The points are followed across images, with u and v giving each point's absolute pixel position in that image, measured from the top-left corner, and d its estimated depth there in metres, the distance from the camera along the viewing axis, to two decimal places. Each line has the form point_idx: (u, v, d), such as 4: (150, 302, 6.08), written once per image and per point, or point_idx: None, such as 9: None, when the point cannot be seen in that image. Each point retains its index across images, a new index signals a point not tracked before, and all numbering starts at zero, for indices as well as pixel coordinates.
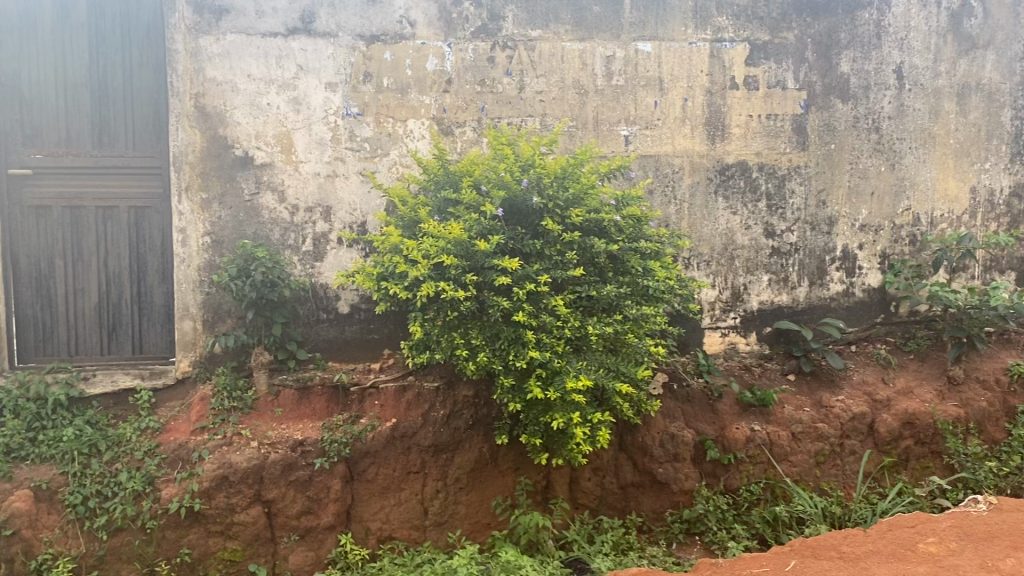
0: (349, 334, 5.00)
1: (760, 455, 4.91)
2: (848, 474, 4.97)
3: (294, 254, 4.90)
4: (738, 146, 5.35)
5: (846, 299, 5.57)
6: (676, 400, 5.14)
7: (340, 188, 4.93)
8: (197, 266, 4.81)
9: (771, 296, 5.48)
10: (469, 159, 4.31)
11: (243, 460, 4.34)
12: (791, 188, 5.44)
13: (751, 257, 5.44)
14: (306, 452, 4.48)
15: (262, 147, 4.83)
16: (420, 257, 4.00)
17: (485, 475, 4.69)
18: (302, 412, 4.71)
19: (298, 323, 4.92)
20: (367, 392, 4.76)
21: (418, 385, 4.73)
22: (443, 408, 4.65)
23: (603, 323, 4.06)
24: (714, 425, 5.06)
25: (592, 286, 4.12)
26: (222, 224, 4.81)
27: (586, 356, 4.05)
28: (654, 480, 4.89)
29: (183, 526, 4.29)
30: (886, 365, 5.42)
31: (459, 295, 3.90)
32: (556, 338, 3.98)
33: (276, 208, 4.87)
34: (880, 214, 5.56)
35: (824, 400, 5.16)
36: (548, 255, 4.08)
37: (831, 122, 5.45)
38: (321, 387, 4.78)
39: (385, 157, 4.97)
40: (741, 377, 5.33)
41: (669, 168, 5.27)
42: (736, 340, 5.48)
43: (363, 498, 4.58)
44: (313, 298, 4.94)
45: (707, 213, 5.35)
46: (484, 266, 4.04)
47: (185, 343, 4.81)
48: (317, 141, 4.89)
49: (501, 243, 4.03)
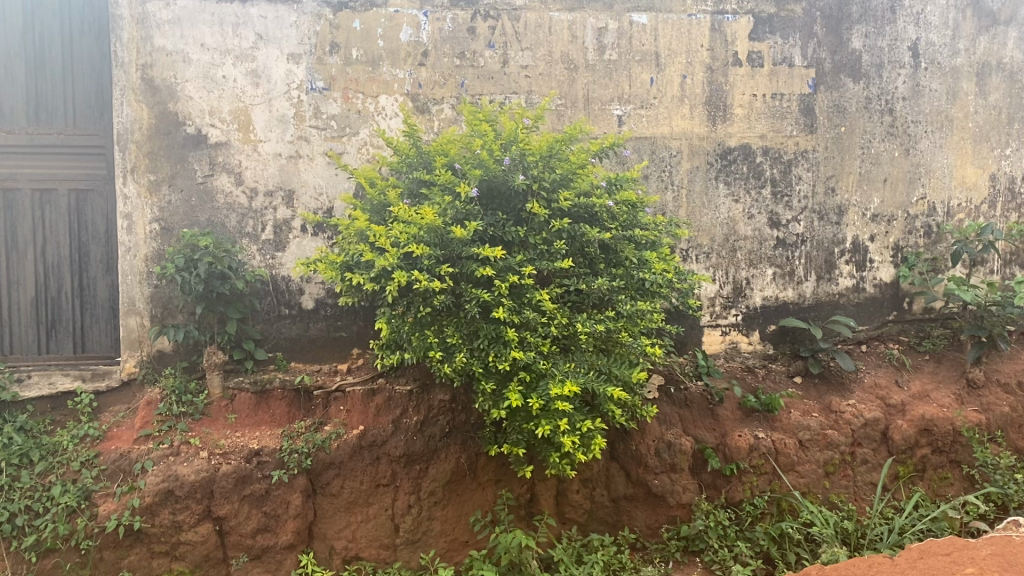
0: (314, 333, 4.53)
1: (765, 464, 4.50)
2: (860, 485, 4.54)
3: (252, 242, 4.43)
4: (741, 128, 4.91)
5: (857, 295, 5.14)
6: (673, 404, 4.69)
7: (304, 170, 4.46)
8: (144, 256, 4.34)
9: (776, 292, 5.04)
10: (444, 137, 3.86)
11: (191, 472, 3.89)
12: (798, 174, 5.00)
13: (755, 249, 5.00)
14: (263, 463, 4.02)
15: (217, 124, 4.36)
16: (388, 245, 3.53)
17: (462, 488, 4.27)
18: (260, 419, 4.24)
19: (256, 320, 4.44)
20: (332, 396, 4.31)
21: (389, 389, 4.27)
22: (416, 415, 4.20)
23: (594, 320, 3.64)
24: (714, 433, 4.62)
25: (581, 279, 3.70)
26: (172, 209, 4.34)
27: (575, 358, 3.62)
28: (649, 492, 4.46)
29: (123, 545, 3.82)
30: (900, 366, 5.00)
31: (433, 288, 3.44)
32: (541, 337, 3.55)
33: (232, 192, 4.39)
34: (893, 204, 5.14)
35: (834, 404, 4.73)
36: (533, 244, 3.65)
37: (840, 103, 5.02)
38: (281, 391, 4.31)
39: (353, 136, 4.50)
40: (744, 380, 4.89)
41: (666, 152, 4.82)
42: (738, 338, 5.03)
43: (326, 515, 4.14)
44: (274, 293, 4.47)
45: (707, 201, 4.91)
46: (460, 256, 3.59)
47: (131, 342, 4.34)
48: (279, 118, 4.43)
49: (480, 229, 3.57)
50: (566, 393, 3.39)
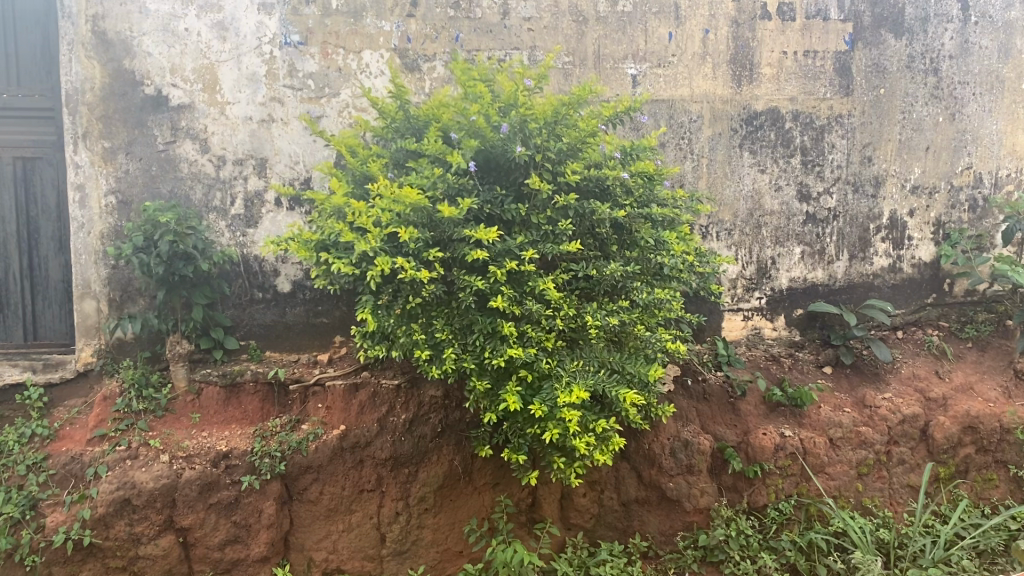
0: (291, 319, 4.07)
1: (792, 466, 4.05)
2: (895, 488, 4.11)
3: (220, 218, 3.95)
4: (769, 90, 4.40)
5: (892, 275, 4.66)
6: (690, 398, 4.23)
7: (278, 136, 3.97)
8: (100, 232, 3.86)
9: (804, 273, 4.56)
10: (435, 99, 3.35)
11: (149, 479, 3.44)
12: (831, 141, 4.49)
13: (782, 225, 4.51)
14: (232, 468, 3.58)
15: (179, 84, 3.86)
16: (370, 226, 3.02)
17: (456, 493, 3.82)
18: (229, 416, 3.80)
19: (226, 305, 3.98)
20: (310, 390, 3.86)
21: (374, 383, 3.82)
22: (404, 413, 3.76)
23: (606, 311, 3.17)
24: (736, 430, 4.16)
25: (591, 264, 3.23)
26: (130, 179, 3.85)
27: (584, 355, 3.17)
28: (663, 496, 4.02)
29: (74, 561, 3.40)
30: (939, 355, 4.53)
31: (421, 275, 2.94)
32: (545, 331, 3.09)
33: (197, 160, 3.90)
34: (936, 174, 4.63)
35: (868, 398, 4.28)
36: (536, 224, 3.17)
37: (880, 62, 4.49)
38: (254, 384, 3.88)
39: (334, 98, 4.00)
40: (768, 370, 4.43)
41: (686, 116, 4.31)
42: (762, 324, 4.57)
43: (304, 523, 3.70)
44: (245, 275, 4.01)
45: (730, 171, 4.40)
46: (452, 238, 3.10)
47: (86, 329, 3.88)
48: (249, 77, 3.92)
49: (474, 208, 3.09)
50: (573, 400, 2.95)
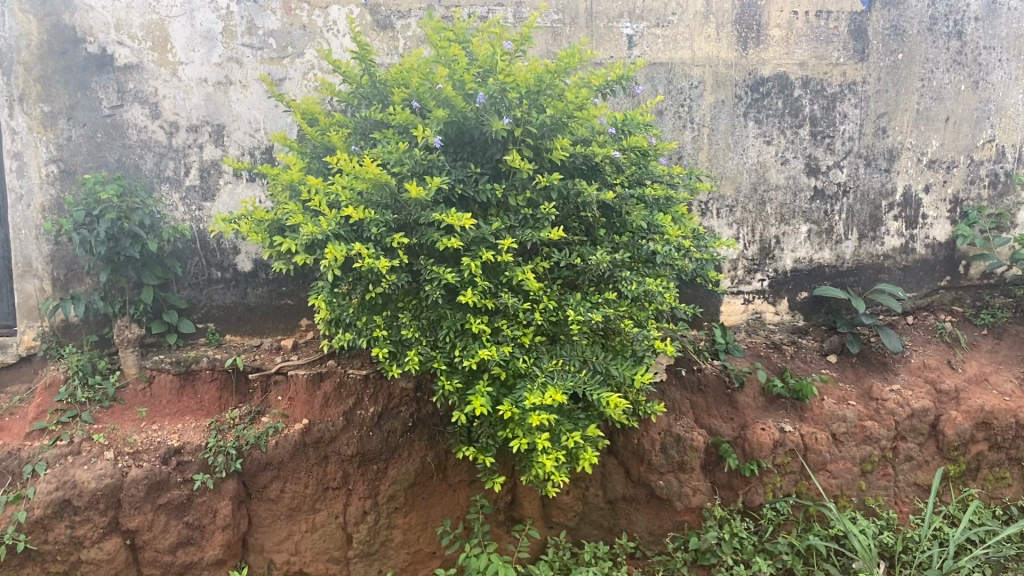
0: (252, 301, 3.77)
1: (792, 463, 3.74)
2: (901, 487, 3.83)
3: (174, 189, 3.60)
4: (777, 53, 4.03)
5: (904, 256, 4.34)
6: (684, 389, 3.93)
7: (236, 100, 3.61)
8: (40, 205, 3.51)
9: (810, 253, 4.24)
10: (404, 63, 3.00)
11: (91, 479, 3.14)
12: (843, 111, 4.13)
13: (787, 202, 4.17)
14: (183, 465, 3.28)
15: (126, 42, 3.49)
16: (325, 208, 2.70)
17: (430, 489, 3.54)
18: (184, 407, 3.50)
19: (181, 285, 3.69)
20: (272, 379, 3.55)
21: (341, 373, 3.50)
22: (372, 406, 3.45)
23: (592, 304, 2.86)
24: (732, 424, 3.85)
25: (576, 251, 2.92)
26: (73, 147, 3.50)
27: (564, 353, 2.86)
28: (652, 494, 3.72)
29: (10, 567, 3.10)
30: (952, 343, 4.22)
31: (380, 264, 2.63)
32: (521, 326, 2.80)
33: (146, 126, 3.55)
34: (955, 147, 4.27)
35: (875, 390, 3.97)
36: (514, 208, 2.86)
37: (899, 23, 4.11)
38: (211, 372, 3.57)
39: (298, 59, 3.64)
40: (769, 359, 4.11)
41: (686, 81, 3.96)
42: (762, 308, 4.27)
43: (264, 523, 3.42)
44: (202, 252, 3.69)
45: (733, 142, 4.06)
46: (418, 222, 2.77)
47: (29, 310, 3.56)
48: (203, 34, 3.55)
49: (445, 188, 2.75)
50: (548, 402, 2.63)
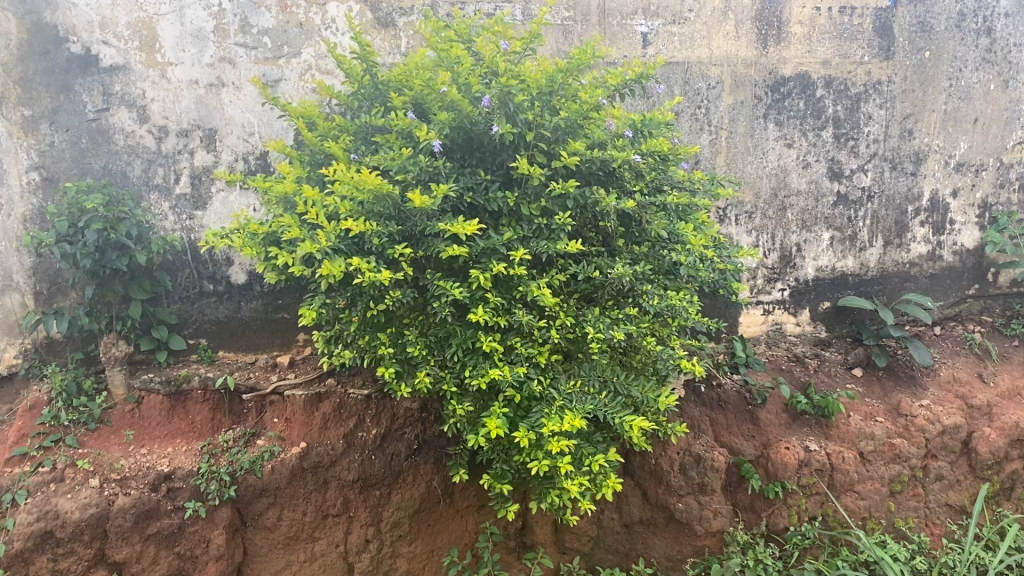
0: (246, 315, 3.57)
1: (817, 484, 3.53)
2: (932, 507, 3.63)
3: (164, 198, 3.40)
4: (799, 52, 3.83)
5: (931, 264, 4.14)
6: (704, 406, 3.71)
7: (228, 103, 3.41)
8: (21, 215, 3.29)
9: (832, 261, 4.04)
10: (406, 63, 2.80)
11: (75, 509, 2.92)
12: (868, 112, 3.93)
13: (809, 207, 3.97)
14: (173, 492, 3.07)
15: (112, 42, 3.28)
16: (322, 220, 2.50)
17: (435, 516, 3.37)
18: (174, 429, 3.29)
19: (171, 299, 3.48)
20: (268, 400, 3.33)
21: (340, 393, 3.28)
22: (375, 428, 3.24)
23: (611, 321, 2.65)
24: (754, 442, 3.65)
25: (594, 263, 2.71)
26: (56, 153, 3.29)
27: (583, 373, 2.65)
28: (670, 518, 3.51)
29: None
30: (983, 355, 4.03)
31: (383, 280, 2.42)
32: (537, 344, 2.59)
33: (134, 131, 3.34)
34: (984, 149, 4.08)
35: (904, 405, 3.77)
36: (527, 217, 2.66)
37: (926, 20, 3.91)
38: (203, 392, 3.36)
39: (294, 58, 3.44)
40: (791, 374, 3.91)
41: (703, 81, 3.76)
42: (783, 319, 4.07)
43: (260, 553, 3.23)
44: (193, 264, 3.49)
45: (753, 145, 3.85)
46: (423, 234, 2.56)
47: (9, 326, 3.35)
48: (194, 32, 3.35)
49: (452, 197, 2.55)
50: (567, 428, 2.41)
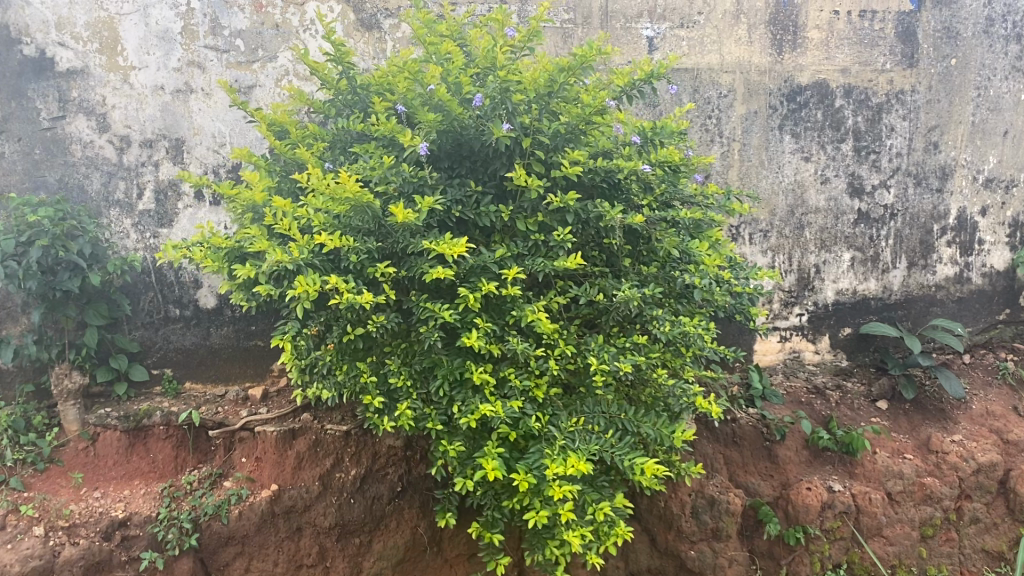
0: (216, 343, 3.27)
1: (841, 528, 3.19)
2: (966, 554, 3.33)
3: (125, 215, 3.10)
4: (817, 58, 3.56)
5: (958, 287, 3.85)
6: (717, 442, 3.39)
7: (197, 111, 3.12)
8: None
9: (853, 284, 3.74)
10: (388, 64, 2.52)
11: (17, 562, 2.55)
12: (890, 123, 3.65)
13: (828, 226, 3.68)
14: (129, 541, 2.72)
15: (69, 43, 2.99)
16: (295, 231, 2.18)
17: (421, 568, 2.95)
18: (132, 469, 2.96)
19: (132, 324, 3.19)
20: (237, 437, 3.03)
21: (317, 429, 2.97)
22: (354, 467, 2.93)
23: (617, 350, 2.34)
24: (771, 482, 3.32)
25: (597, 285, 2.41)
26: (7, 165, 2.99)
27: (585, 410, 2.33)
28: (682, 567, 3.13)
29: None
30: (1017, 385, 3.73)
31: (368, 299, 2.09)
32: (533, 375, 2.29)
33: (92, 141, 3.05)
34: (1014, 164, 3.80)
35: (935, 441, 3.45)
36: (523, 233, 2.37)
37: (952, 25, 3.64)
38: (165, 429, 3.04)
39: (270, 63, 3.17)
40: (811, 406, 3.60)
41: (714, 89, 3.49)
42: (801, 346, 3.77)
43: None
44: (158, 287, 3.20)
45: (767, 158, 3.57)
46: (406, 252, 2.26)
47: None
48: (160, 34, 3.07)
49: (439, 210, 2.25)
50: (570, 472, 2.08)
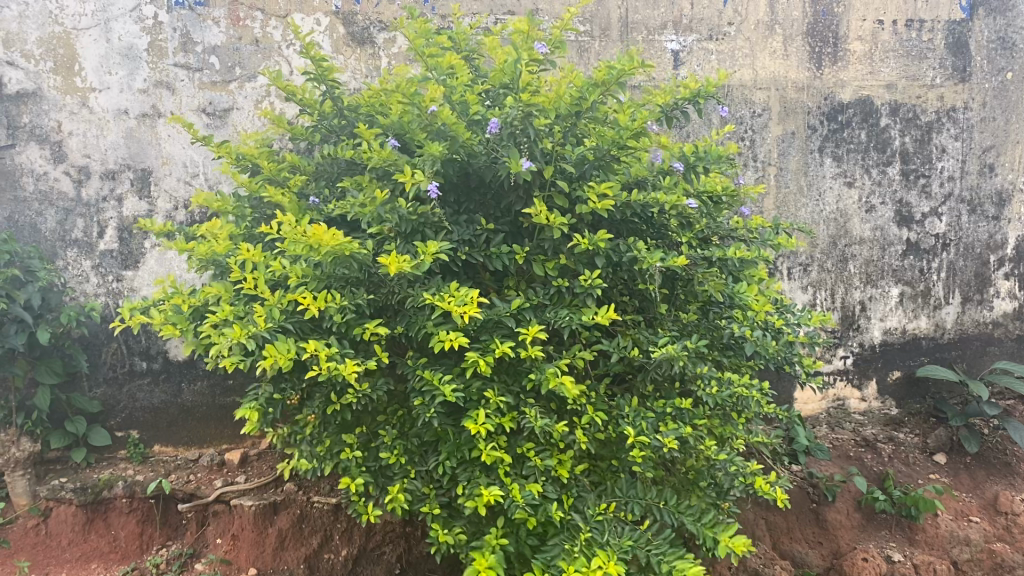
0: (189, 400, 2.89)
1: None
2: None
3: (84, 256, 2.72)
4: (858, 72, 3.20)
5: (1018, 324, 3.48)
6: (759, 506, 2.96)
7: (166, 137, 2.76)
8: None
9: (902, 323, 3.37)
10: (378, 85, 2.18)
11: None
12: (940, 144, 3.28)
13: (875, 257, 3.31)
14: None
15: (18, 62, 2.62)
16: (262, 290, 1.81)
17: None
18: (86, 550, 2.54)
19: (93, 381, 2.81)
20: (210, 511, 2.63)
21: (302, 502, 2.60)
22: (344, 548, 2.53)
23: (656, 420, 1.92)
24: (821, 551, 2.88)
25: (630, 338, 2.01)
26: None
27: (619, 491, 1.89)
28: None
29: None
30: None
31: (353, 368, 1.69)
32: (556, 451, 1.86)
33: (46, 173, 2.68)
34: None
35: (1003, 501, 3.04)
36: (542, 278, 2.00)
37: (1008, 35, 3.28)
38: (128, 501, 2.63)
39: (249, 81, 2.80)
40: (861, 460, 3.22)
41: (747, 108, 3.13)
42: (845, 393, 3.41)
43: None
44: (122, 339, 2.83)
45: (806, 184, 3.21)
46: (403, 305, 1.88)
47: None
48: (123, 51, 2.71)
49: (443, 256, 1.86)
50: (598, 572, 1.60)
